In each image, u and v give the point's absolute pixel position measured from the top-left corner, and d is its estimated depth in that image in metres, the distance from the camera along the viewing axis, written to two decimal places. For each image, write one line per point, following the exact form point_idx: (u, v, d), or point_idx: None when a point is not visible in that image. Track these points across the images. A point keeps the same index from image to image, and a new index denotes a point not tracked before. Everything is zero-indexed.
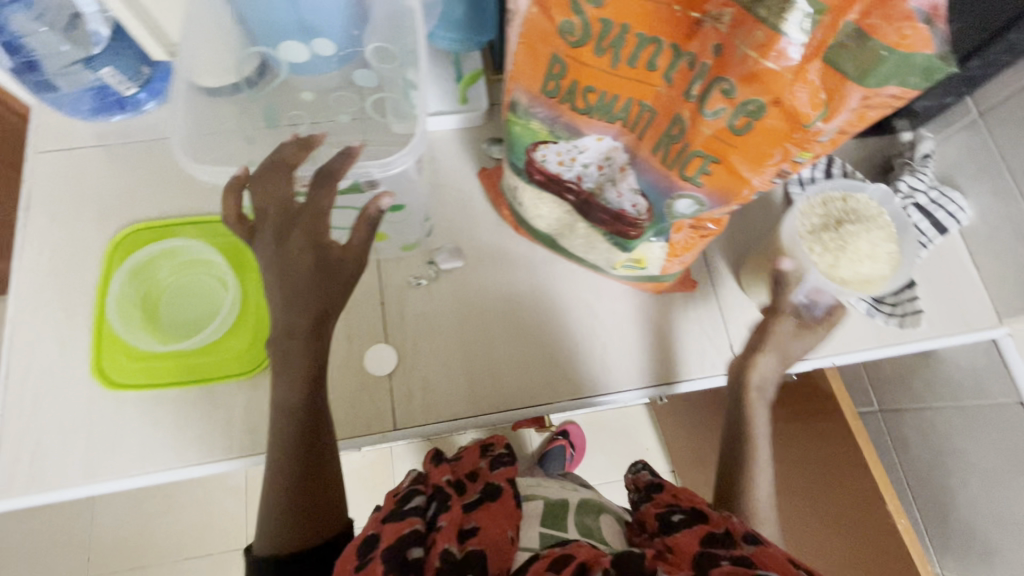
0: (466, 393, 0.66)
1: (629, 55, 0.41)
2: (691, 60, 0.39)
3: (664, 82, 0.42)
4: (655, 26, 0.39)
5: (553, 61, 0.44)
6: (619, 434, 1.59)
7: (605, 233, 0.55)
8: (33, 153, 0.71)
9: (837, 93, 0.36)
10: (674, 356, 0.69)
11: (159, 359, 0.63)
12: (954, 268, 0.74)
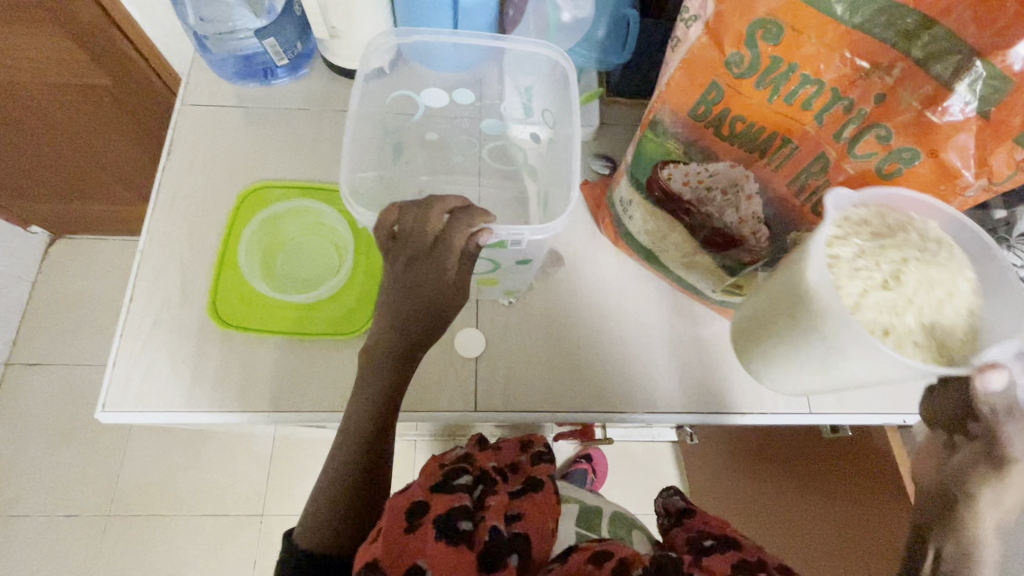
0: (546, 388, 0.68)
1: (789, 92, 0.44)
2: (848, 105, 0.43)
3: (815, 122, 0.45)
4: (822, 69, 0.42)
5: (710, 88, 0.47)
6: (643, 468, 1.58)
7: (717, 255, 0.57)
8: (182, 106, 0.78)
9: (999, 156, 0.39)
10: (748, 388, 0.70)
11: (268, 305, 0.67)
12: None
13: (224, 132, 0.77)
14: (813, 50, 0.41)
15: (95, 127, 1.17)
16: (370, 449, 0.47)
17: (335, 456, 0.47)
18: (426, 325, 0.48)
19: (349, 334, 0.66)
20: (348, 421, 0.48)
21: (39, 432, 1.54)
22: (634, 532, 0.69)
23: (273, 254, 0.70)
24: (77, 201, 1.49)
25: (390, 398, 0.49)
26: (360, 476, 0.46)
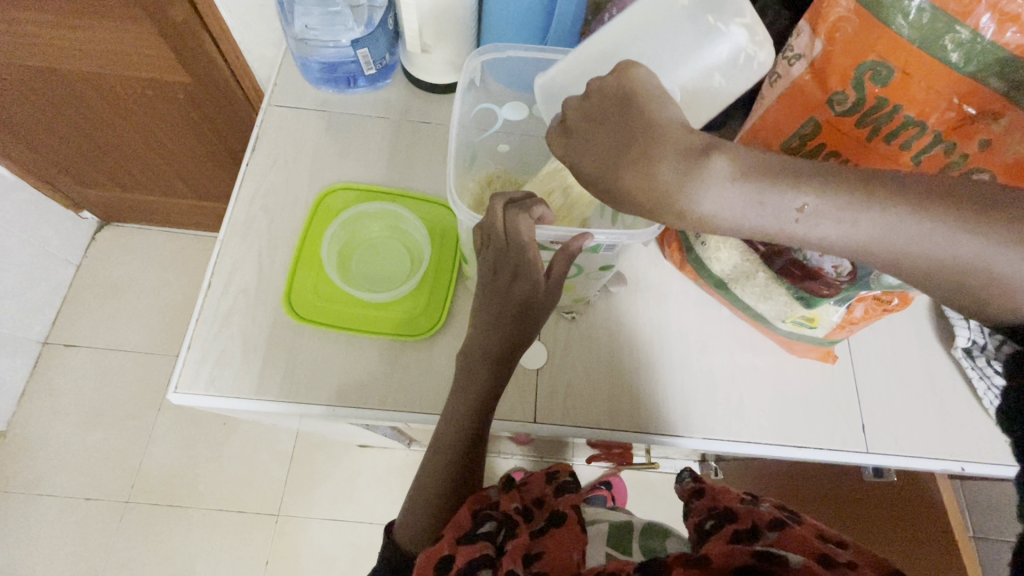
0: (606, 405, 0.69)
1: (890, 132, 0.45)
2: (949, 148, 0.44)
3: (912, 164, 0.46)
4: (927, 112, 0.43)
5: (808, 123, 0.49)
6: (665, 502, 1.55)
7: (793, 288, 0.59)
8: (269, 105, 0.81)
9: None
10: (805, 422, 0.70)
11: (343, 302, 0.69)
12: None
13: (306, 134, 0.80)
14: (921, 90, 0.43)
15: (166, 120, 1.22)
16: (458, 477, 0.51)
17: (427, 477, 0.52)
18: (506, 356, 0.49)
19: (420, 334, 0.68)
20: (435, 446, 0.52)
21: (69, 412, 1.56)
22: (672, 539, 0.61)
23: (351, 250, 0.72)
24: (133, 190, 1.54)
25: (472, 432, 0.50)
26: (451, 496, 0.51)
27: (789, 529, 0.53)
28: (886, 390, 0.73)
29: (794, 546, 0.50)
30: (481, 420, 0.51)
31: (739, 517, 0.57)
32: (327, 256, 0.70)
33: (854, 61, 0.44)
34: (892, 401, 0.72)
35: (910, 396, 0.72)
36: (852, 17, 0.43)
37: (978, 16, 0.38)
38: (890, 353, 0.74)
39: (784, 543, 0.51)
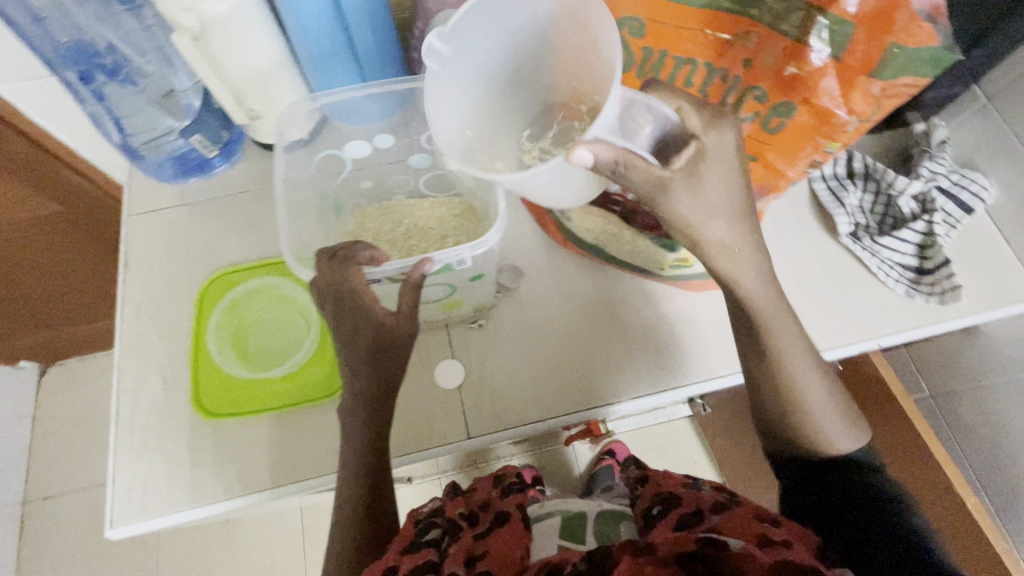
0: (533, 397, 0.70)
1: (670, 74, 0.49)
2: (724, 74, 0.48)
3: (701, 95, 0.50)
4: (692, 49, 0.47)
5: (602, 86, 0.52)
6: (670, 451, 1.57)
7: (651, 237, 0.61)
8: (129, 216, 0.80)
9: (866, 91, 0.42)
10: (725, 351, 0.72)
11: (247, 387, 0.69)
12: (988, 248, 0.76)
13: (174, 233, 0.79)
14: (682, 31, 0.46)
15: (56, 253, 1.19)
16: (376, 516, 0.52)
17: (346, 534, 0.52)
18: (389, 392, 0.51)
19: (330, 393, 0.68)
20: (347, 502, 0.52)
21: (70, 562, 1.53)
22: (622, 525, 0.64)
23: (245, 335, 0.72)
24: (58, 326, 1.51)
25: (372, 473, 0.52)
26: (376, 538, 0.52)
27: (734, 509, 0.54)
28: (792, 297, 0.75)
29: (739, 531, 0.52)
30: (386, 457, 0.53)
31: (682, 501, 0.59)
32: (217, 354, 0.70)
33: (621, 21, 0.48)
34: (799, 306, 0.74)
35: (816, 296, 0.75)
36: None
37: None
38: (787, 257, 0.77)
39: (727, 523, 0.53)
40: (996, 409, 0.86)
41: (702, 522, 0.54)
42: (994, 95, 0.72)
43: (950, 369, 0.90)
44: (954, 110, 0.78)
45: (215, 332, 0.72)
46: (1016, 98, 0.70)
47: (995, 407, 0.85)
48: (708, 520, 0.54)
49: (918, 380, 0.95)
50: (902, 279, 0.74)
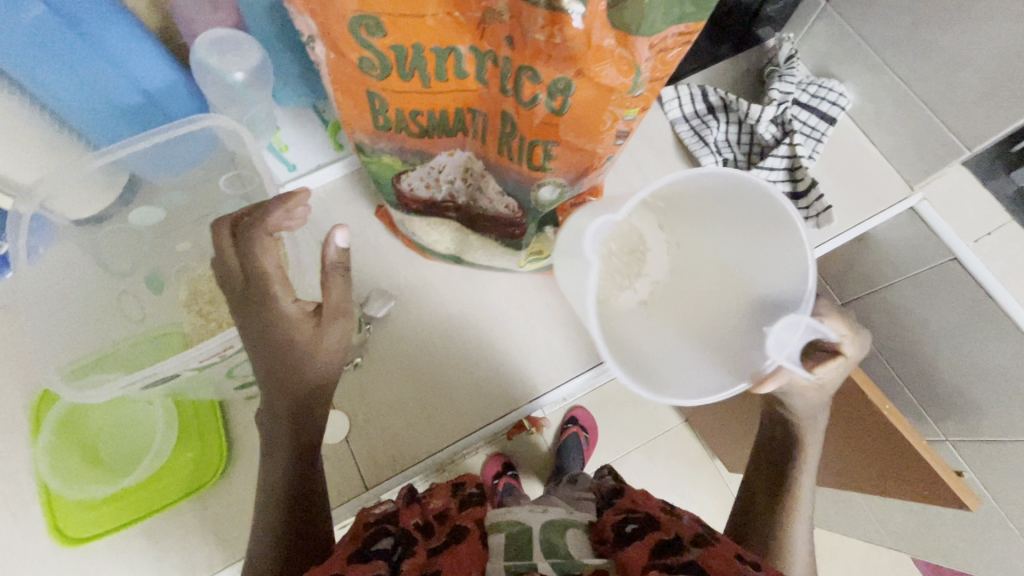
0: (484, 399, 0.62)
1: (435, 70, 0.41)
2: (493, 57, 0.41)
3: (481, 84, 0.43)
4: (452, 36, 0.39)
5: (370, 98, 0.43)
6: (632, 420, 1.55)
7: (496, 239, 0.58)
8: None
9: (624, 58, 0.36)
10: None
11: (110, 504, 0.55)
12: (853, 151, 0.72)
13: None
14: (562, 33, 0.35)
15: None
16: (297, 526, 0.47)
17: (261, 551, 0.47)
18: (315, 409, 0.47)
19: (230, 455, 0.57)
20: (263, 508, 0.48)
21: None
22: (572, 529, 0.56)
23: (93, 447, 0.57)
24: None
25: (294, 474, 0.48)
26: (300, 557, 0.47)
27: (710, 546, 0.51)
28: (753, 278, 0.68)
29: (718, 566, 0.48)
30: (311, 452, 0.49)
31: (660, 525, 0.54)
32: (65, 488, 0.54)
33: (412, 31, 0.38)
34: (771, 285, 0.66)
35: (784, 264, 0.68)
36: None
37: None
38: None
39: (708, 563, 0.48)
40: (963, 389, 0.77)
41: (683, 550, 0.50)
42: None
43: (855, 278, 0.85)
44: (799, 19, 0.72)
45: (50, 463, 0.54)
46: (868, 10, 0.64)
47: (902, 317, 0.80)
48: (686, 553, 0.49)
49: (830, 286, 0.90)
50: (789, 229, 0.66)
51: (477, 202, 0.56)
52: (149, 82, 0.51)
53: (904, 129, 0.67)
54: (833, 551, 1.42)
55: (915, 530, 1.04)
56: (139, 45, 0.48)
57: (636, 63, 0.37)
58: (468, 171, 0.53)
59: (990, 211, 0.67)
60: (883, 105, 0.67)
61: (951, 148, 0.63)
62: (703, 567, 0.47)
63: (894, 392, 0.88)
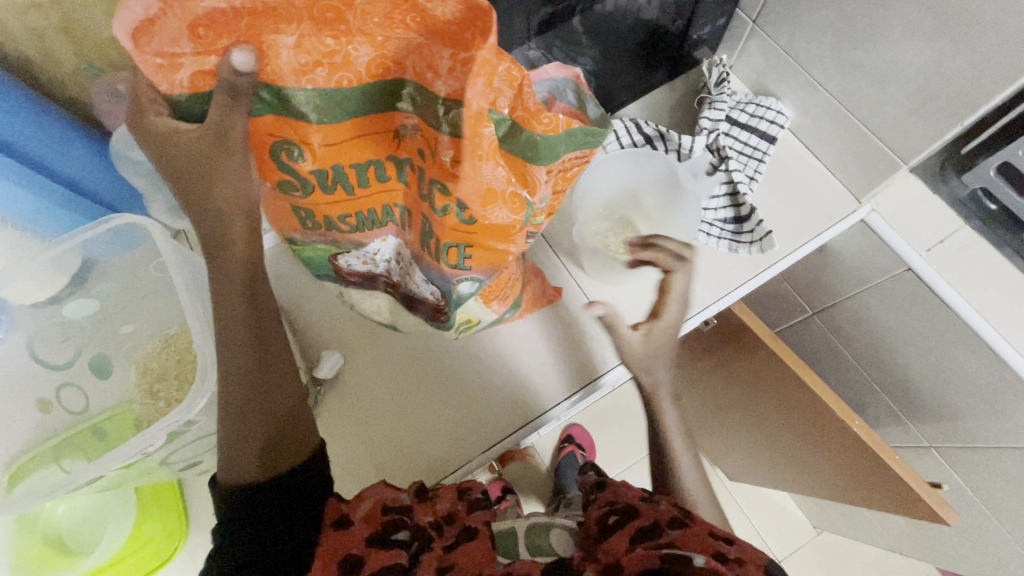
0: (452, 446, 0.62)
1: (355, 181, 0.45)
2: (409, 165, 0.45)
3: (400, 185, 0.47)
4: (363, 154, 0.43)
5: (295, 208, 0.48)
6: (627, 433, 1.53)
7: (424, 317, 0.60)
8: None
9: (530, 176, 0.41)
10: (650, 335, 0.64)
11: None
12: (798, 167, 0.70)
13: None
14: (473, 175, 0.38)
15: None
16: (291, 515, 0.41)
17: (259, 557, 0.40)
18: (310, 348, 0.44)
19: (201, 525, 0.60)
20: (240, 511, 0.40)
21: None
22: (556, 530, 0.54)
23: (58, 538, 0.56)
24: None
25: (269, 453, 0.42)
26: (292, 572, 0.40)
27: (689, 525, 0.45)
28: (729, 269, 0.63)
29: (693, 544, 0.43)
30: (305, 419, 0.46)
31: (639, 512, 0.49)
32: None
33: (332, 155, 0.42)
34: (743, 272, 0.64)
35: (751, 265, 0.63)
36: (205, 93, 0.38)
37: (278, 50, 0.36)
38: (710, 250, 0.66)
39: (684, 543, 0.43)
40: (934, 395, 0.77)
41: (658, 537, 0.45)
42: (757, 16, 0.67)
43: (819, 287, 0.84)
44: (730, 41, 0.72)
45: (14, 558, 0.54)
46: (794, 32, 0.64)
47: (867, 323, 0.79)
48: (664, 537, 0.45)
49: (796, 297, 0.89)
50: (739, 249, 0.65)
51: (409, 283, 0.57)
52: (62, 165, 0.52)
53: (841, 145, 0.67)
54: (844, 557, 1.40)
55: (911, 534, 1.02)
56: (45, 128, 0.48)
57: (535, 185, 0.41)
58: (398, 256, 0.55)
59: (943, 218, 0.66)
60: (820, 123, 0.67)
61: (888, 162, 0.63)
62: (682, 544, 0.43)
63: (871, 398, 0.87)
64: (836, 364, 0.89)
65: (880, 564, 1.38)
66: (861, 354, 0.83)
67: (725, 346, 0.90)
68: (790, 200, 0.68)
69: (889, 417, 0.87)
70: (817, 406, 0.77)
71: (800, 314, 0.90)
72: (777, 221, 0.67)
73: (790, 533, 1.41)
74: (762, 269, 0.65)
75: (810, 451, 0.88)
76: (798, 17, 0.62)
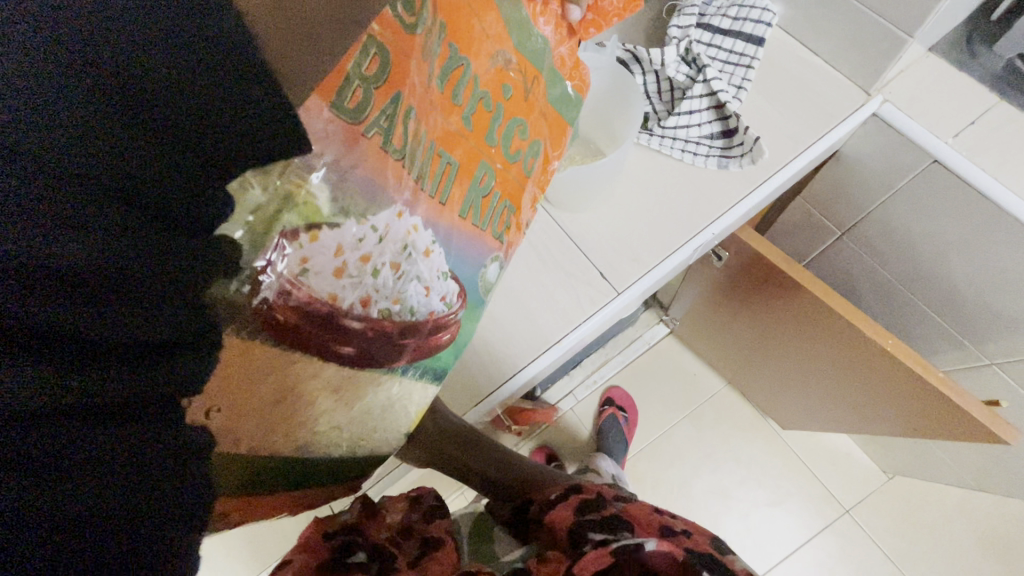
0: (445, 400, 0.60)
1: (443, 71, 0.30)
2: (485, 98, 0.33)
3: (466, 124, 0.32)
4: (468, 46, 0.32)
5: (381, 53, 0.25)
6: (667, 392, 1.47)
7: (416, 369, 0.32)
8: None
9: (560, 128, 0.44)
10: (646, 268, 0.60)
11: None
12: (793, 67, 0.63)
13: None
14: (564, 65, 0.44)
15: None
16: None
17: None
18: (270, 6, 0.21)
19: None
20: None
21: None
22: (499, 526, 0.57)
23: None
24: None
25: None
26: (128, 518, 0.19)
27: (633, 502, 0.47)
28: (716, 201, 0.60)
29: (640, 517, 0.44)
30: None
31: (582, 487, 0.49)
32: None
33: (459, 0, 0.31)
34: (727, 201, 0.60)
35: (735, 196, 0.60)
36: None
37: None
38: (699, 168, 0.61)
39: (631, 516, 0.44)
40: (987, 307, 0.68)
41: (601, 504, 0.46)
42: None
43: (841, 202, 0.75)
44: None
45: None
46: None
47: (900, 235, 0.71)
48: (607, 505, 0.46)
49: (820, 219, 0.80)
50: (731, 162, 0.60)
51: (403, 290, 0.28)
52: None
53: (839, 34, 0.60)
54: (922, 499, 1.29)
55: (989, 467, 0.92)
56: None
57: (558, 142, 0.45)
58: (409, 250, 0.28)
59: (973, 96, 0.59)
60: (812, 14, 0.60)
61: (893, 41, 0.56)
62: (629, 521, 0.43)
63: (918, 319, 0.78)
64: (873, 287, 0.81)
65: (963, 505, 1.27)
66: (898, 270, 0.75)
67: (745, 278, 0.84)
68: (785, 103, 0.62)
69: (940, 338, 0.78)
70: (853, 329, 0.71)
71: (825, 237, 0.82)
72: (772, 128, 0.61)
73: (857, 479, 1.31)
74: (759, 182, 0.60)
75: (857, 382, 0.82)
76: None
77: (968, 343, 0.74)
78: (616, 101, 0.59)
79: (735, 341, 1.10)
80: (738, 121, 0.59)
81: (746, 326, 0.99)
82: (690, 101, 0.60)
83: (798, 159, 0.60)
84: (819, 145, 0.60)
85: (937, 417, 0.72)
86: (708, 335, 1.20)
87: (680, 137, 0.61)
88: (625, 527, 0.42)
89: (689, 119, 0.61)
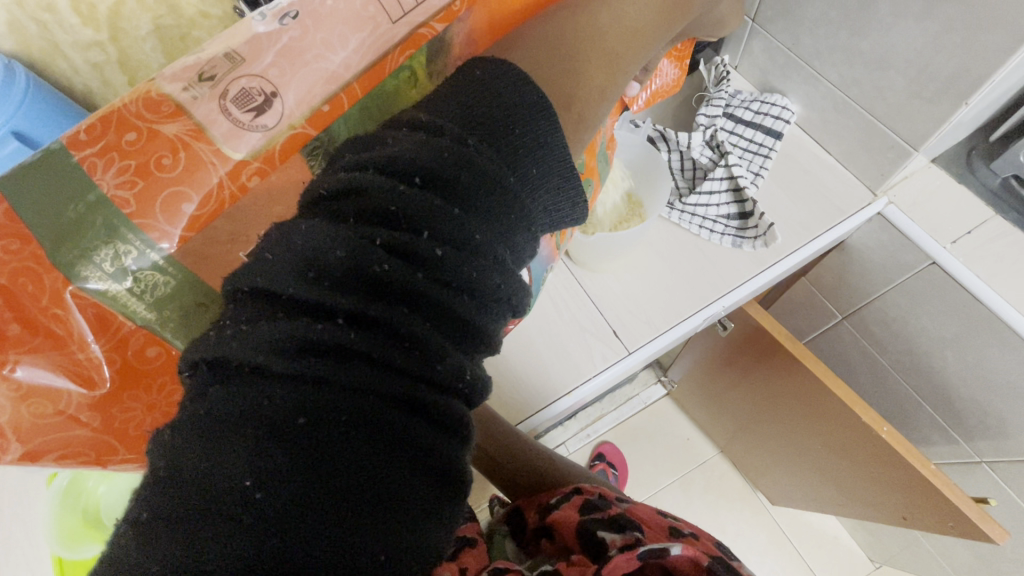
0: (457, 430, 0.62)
1: None
2: None
3: None
4: None
5: None
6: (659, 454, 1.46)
7: None
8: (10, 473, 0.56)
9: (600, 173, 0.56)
10: (663, 329, 0.63)
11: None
12: (807, 161, 0.69)
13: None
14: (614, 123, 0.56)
15: None
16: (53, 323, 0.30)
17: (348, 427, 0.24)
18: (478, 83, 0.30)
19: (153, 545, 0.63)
20: (309, 313, 0.25)
21: None
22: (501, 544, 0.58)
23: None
24: None
25: (381, 239, 0.27)
26: (417, 494, 0.25)
27: (635, 502, 0.48)
28: (734, 272, 0.64)
29: (648, 522, 0.45)
30: (400, 155, 0.29)
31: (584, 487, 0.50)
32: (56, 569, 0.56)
33: None
34: (743, 273, 0.63)
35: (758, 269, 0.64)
36: (133, 190, 0.34)
37: None
38: (721, 244, 0.65)
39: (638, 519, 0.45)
40: (978, 405, 0.70)
41: (607, 503, 0.46)
42: (755, 14, 0.67)
43: (844, 288, 0.79)
44: (732, 44, 0.72)
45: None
46: (794, 25, 0.63)
47: (899, 326, 0.74)
48: (613, 505, 0.46)
49: (823, 302, 0.84)
50: (749, 240, 0.64)
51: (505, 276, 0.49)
52: None
53: (851, 138, 0.65)
54: None
55: (977, 568, 0.91)
56: None
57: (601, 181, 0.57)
58: None
59: (971, 206, 0.63)
60: (827, 118, 0.66)
61: (899, 150, 0.61)
62: (638, 522, 0.44)
63: (913, 409, 0.80)
64: (870, 373, 0.84)
65: None
66: (895, 359, 0.78)
67: (749, 351, 0.86)
68: (799, 194, 0.66)
69: (933, 430, 0.79)
70: (849, 412, 0.73)
71: (828, 320, 0.86)
72: (783, 214, 0.65)
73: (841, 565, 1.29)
74: (770, 263, 0.64)
75: (853, 466, 0.83)
76: (795, 11, 0.62)
77: (960, 439, 0.76)
78: (652, 173, 0.64)
79: (735, 412, 1.10)
80: (753, 204, 0.64)
81: (745, 399, 1.01)
82: (711, 181, 0.65)
83: (808, 242, 0.64)
84: (829, 233, 0.65)
85: (928, 507, 0.73)
86: (705, 400, 1.21)
87: (699, 213, 0.66)
88: (638, 534, 0.42)
89: (709, 198, 0.65)
